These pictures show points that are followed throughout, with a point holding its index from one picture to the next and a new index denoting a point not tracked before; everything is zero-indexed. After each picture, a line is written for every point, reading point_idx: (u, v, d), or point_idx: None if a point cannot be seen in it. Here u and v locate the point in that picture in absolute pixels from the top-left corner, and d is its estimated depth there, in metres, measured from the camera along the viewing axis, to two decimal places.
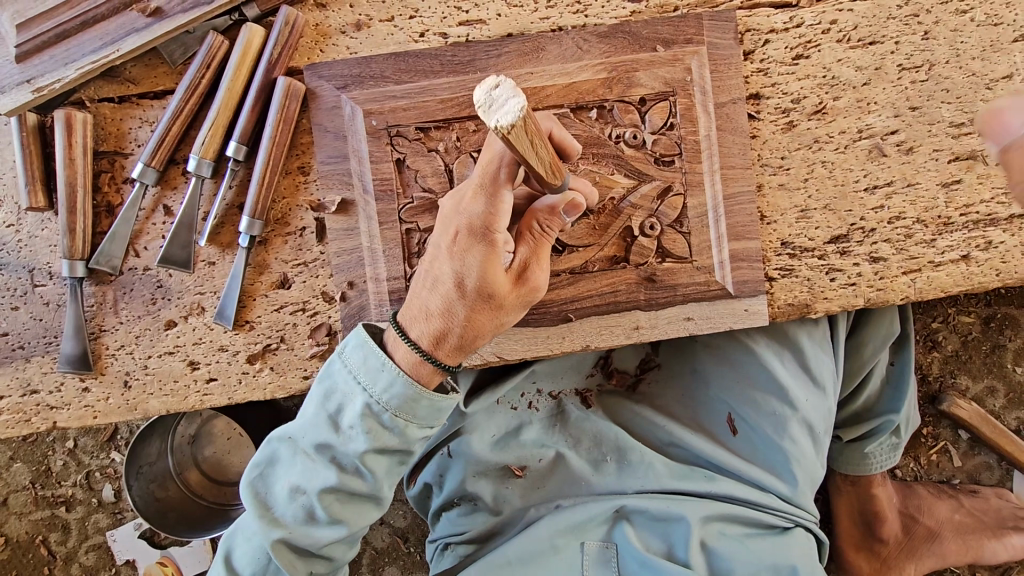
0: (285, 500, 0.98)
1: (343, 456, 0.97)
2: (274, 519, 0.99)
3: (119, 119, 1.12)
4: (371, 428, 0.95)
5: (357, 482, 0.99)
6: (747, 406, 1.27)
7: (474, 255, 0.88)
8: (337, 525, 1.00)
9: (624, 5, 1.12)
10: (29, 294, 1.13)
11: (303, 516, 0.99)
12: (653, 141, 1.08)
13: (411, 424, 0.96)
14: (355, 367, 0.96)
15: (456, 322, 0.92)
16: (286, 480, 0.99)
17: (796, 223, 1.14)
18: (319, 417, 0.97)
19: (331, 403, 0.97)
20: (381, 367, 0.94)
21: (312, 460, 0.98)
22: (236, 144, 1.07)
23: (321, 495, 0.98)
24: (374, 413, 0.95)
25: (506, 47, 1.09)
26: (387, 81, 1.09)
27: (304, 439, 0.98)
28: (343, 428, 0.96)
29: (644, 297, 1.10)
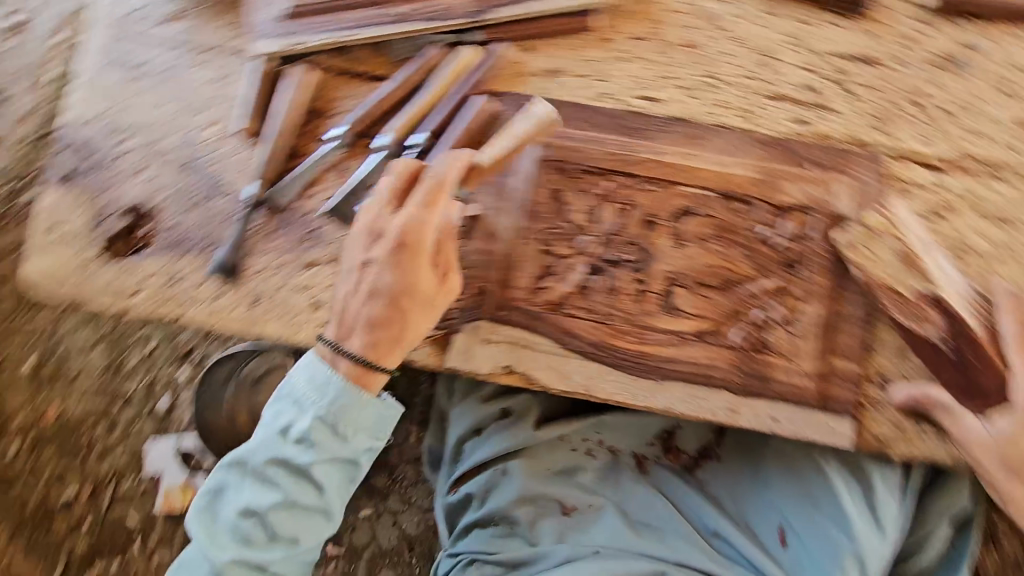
0: (232, 520, 1.11)
1: (295, 468, 1.10)
2: (226, 542, 1.11)
3: (336, 86, 1.31)
4: (322, 439, 1.09)
5: (307, 493, 1.11)
6: (803, 523, 1.26)
7: (404, 267, 1.08)
8: (292, 543, 1.12)
9: (790, 125, 1.24)
10: (207, 201, 1.29)
11: (259, 533, 1.11)
12: (784, 244, 1.18)
13: (357, 432, 1.11)
14: (301, 384, 1.11)
15: (394, 322, 1.09)
16: (239, 500, 1.11)
17: (897, 360, 1.18)
18: (268, 436, 1.11)
19: (280, 420, 1.11)
20: (327, 379, 1.10)
21: (261, 478, 1.11)
22: (424, 135, 1.23)
23: (274, 511, 1.10)
24: (320, 426, 1.09)
25: (677, 127, 1.24)
26: (566, 123, 1.25)
27: (252, 460, 1.11)
28: (292, 441, 1.10)
29: (737, 380, 1.15)
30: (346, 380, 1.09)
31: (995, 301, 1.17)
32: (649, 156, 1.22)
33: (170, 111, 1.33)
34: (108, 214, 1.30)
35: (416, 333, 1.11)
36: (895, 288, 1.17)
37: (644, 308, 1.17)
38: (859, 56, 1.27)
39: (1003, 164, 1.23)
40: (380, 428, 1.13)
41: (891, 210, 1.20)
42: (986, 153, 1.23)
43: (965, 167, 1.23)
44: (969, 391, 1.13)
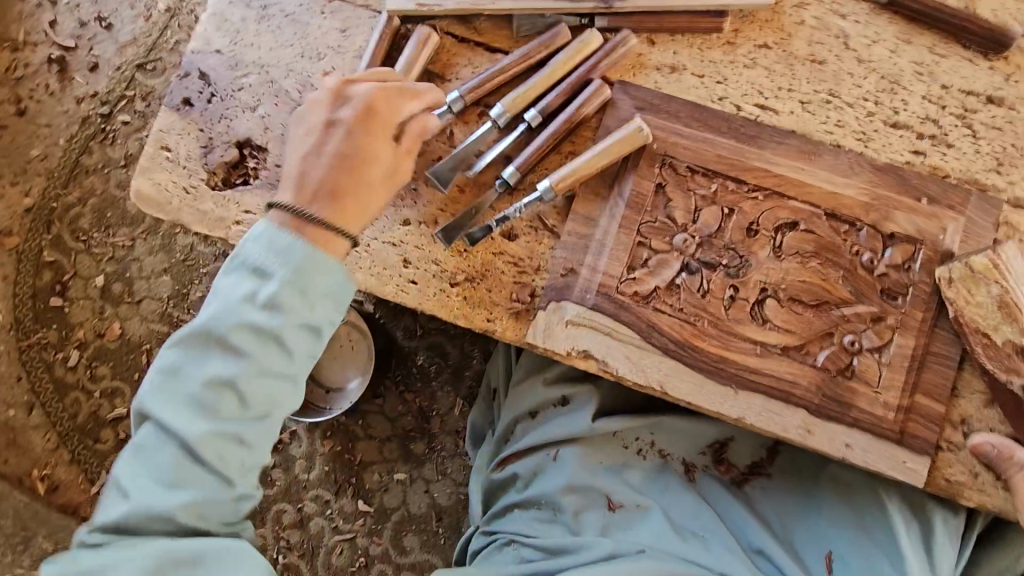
0: (193, 398, 0.96)
1: (258, 330, 0.98)
2: (188, 413, 0.95)
3: (454, 52, 1.33)
4: (286, 299, 0.99)
5: (276, 359, 0.99)
6: (857, 556, 1.23)
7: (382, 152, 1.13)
8: (260, 418, 0.99)
9: (905, 153, 1.23)
10: None
11: (224, 403, 0.96)
12: (885, 273, 1.16)
13: (320, 296, 1.02)
14: (264, 250, 1.01)
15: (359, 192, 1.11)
16: (201, 369, 0.97)
17: (984, 408, 1.15)
18: (230, 299, 0.99)
19: (242, 287, 1.00)
20: (298, 245, 1.02)
21: (223, 347, 0.97)
22: (537, 113, 1.25)
23: (242, 380, 0.96)
24: (287, 286, 1.00)
25: (791, 140, 1.23)
26: (679, 121, 1.24)
27: (213, 326, 0.98)
28: (256, 303, 0.99)
29: (817, 402, 1.13)
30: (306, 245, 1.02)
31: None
32: (760, 165, 1.21)
33: (290, 54, 1.36)
34: (218, 144, 1.33)
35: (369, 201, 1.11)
36: (984, 333, 1.12)
37: (732, 315, 1.16)
38: (986, 96, 1.25)
39: None
40: (341, 292, 1.05)
41: (1003, 257, 1.12)
42: None
43: None
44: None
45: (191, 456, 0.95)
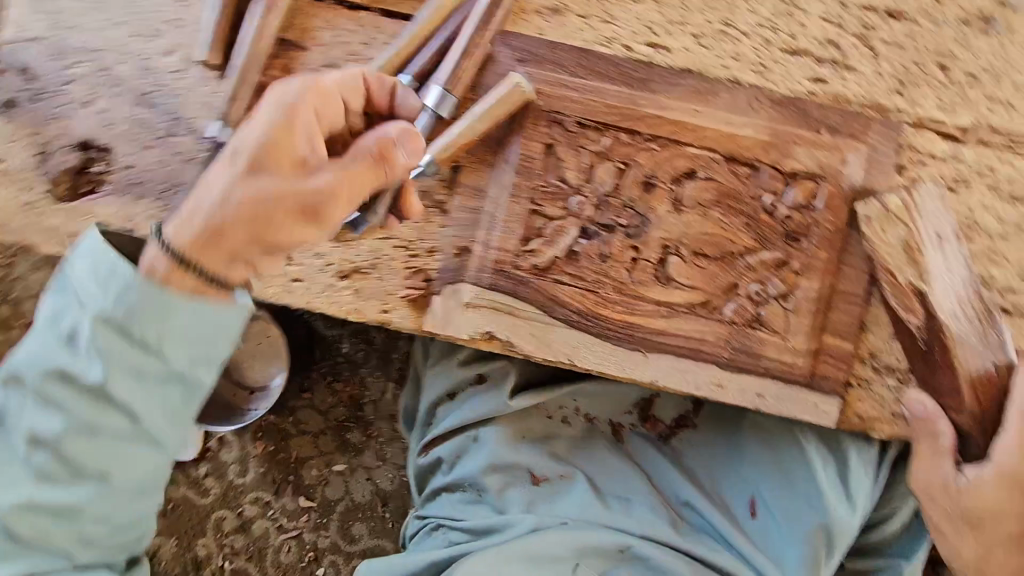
0: (21, 452, 0.87)
1: (81, 389, 0.86)
2: (10, 466, 0.87)
3: (310, 15, 1.17)
4: (102, 351, 0.85)
5: (109, 418, 0.86)
6: (775, 494, 1.28)
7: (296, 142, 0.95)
8: (101, 483, 0.88)
9: (805, 83, 1.15)
10: (165, 139, 1.16)
11: (49, 465, 0.87)
12: (788, 215, 1.11)
13: (173, 348, 0.86)
14: (83, 279, 0.88)
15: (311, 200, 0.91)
16: (26, 417, 0.87)
17: (892, 340, 1.14)
18: (51, 339, 0.88)
19: (69, 319, 0.87)
20: (125, 286, 0.85)
21: (44, 397, 0.86)
22: (410, 78, 1.11)
23: (66, 438, 0.86)
24: (101, 322, 0.85)
25: (684, 81, 1.14)
26: (565, 70, 1.13)
27: (30, 377, 0.87)
28: (79, 351, 0.85)
29: (727, 355, 1.10)
30: (149, 283, 0.86)
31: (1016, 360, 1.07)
32: (653, 112, 1.12)
33: (121, 34, 1.17)
34: (54, 149, 1.16)
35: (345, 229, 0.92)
36: (892, 270, 1.09)
37: (636, 277, 1.11)
38: (888, 10, 1.17)
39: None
40: (214, 342, 0.90)
41: (915, 198, 1.12)
42: (1008, 126, 1.16)
43: (983, 140, 1.16)
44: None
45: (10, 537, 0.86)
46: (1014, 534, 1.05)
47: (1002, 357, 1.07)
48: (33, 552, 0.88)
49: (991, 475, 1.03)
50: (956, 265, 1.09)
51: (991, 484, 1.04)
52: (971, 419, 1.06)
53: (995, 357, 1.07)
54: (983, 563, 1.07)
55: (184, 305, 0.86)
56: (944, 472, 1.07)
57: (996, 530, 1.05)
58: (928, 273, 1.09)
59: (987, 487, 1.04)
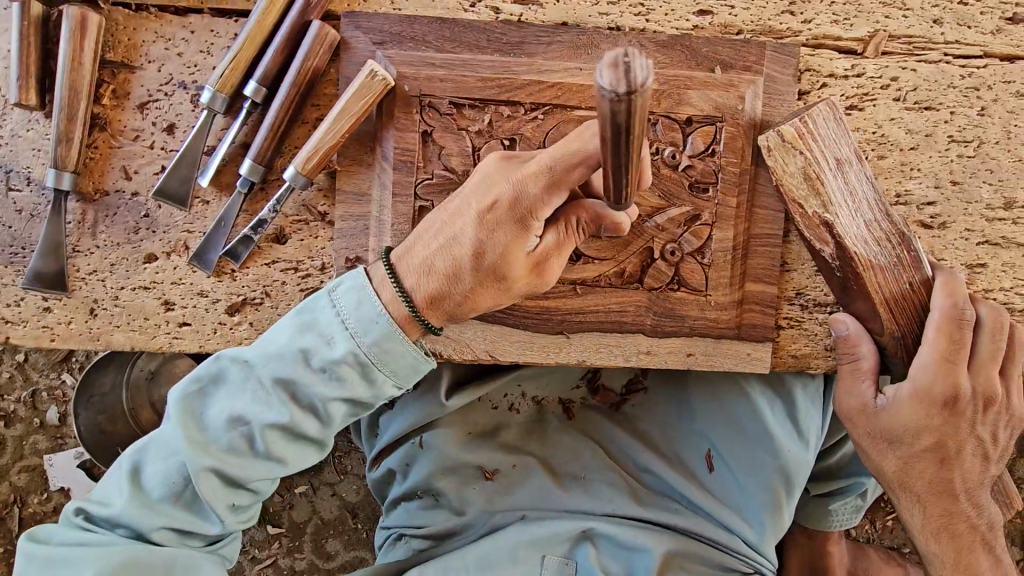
0: (221, 427, 0.93)
1: (303, 394, 0.93)
2: (204, 447, 0.93)
3: (132, 29, 1.03)
4: (345, 375, 0.92)
5: (308, 422, 0.95)
6: (730, 447, 1.26)
7: (503, 234, 0.87)
8: (271, 467, 0.96)
9: (688, 17, 1.06)
10: (2, 197, 1.04)
11: (238, 447, 0.94)
12: (691, 165, 1.04)
13: (389, 380, 0.94)
14: (344, 310, 0.91)
15: (458, 288, 0.92)
16: (227, 406, 0.93)
17: (815, 275, 1.11)
18: (288, 348, 0.91)
19: (308, 337, 0.92)
20: (375, 318, 0.91)
21: (266, 392, 0.92)
22: (256, 85, 0.99)
23: (264, 432, 0.93)
24: (353, 360, 0.91)
25: (560, 36, 1.03)
26: (428, 47, 1.02)
27: (264, 369, 0.92)
28: (314, 367, 0.91)
29: (650, 322, 1.06)
30: (393, 325, 0.91)
31: (932, 275, 1.04)
32: (532, 78, 1.02)
33: None
34: None
35: (480, 307, 0.95)
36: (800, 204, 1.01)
37: None
38: None
39: (925, 41, 1.08)
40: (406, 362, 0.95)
41: (811, 121, 1.00)
42: (907, 30, 1.08)
43: (884, 49, 1.08)
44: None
45: (176, 497, 0.96)
46: (930, 446, 1.02)
47: (916, 275, 1.03)
48: (178, 506, 0.96)
49: (909, 394, 1.01)
50: (860, 190, 1.01)
51: (909, 404, 1.01)
52: (893, 340, 1.04)
53: (911, 276, 1.03)
54: (904, 474, 1.06)
55: (407, 348, 0.92)
56: (864, 396, 1.05)
57: (914, 445, 1.03)
58: (833, 202, 1.01)
59: (905, 406, 1.01)
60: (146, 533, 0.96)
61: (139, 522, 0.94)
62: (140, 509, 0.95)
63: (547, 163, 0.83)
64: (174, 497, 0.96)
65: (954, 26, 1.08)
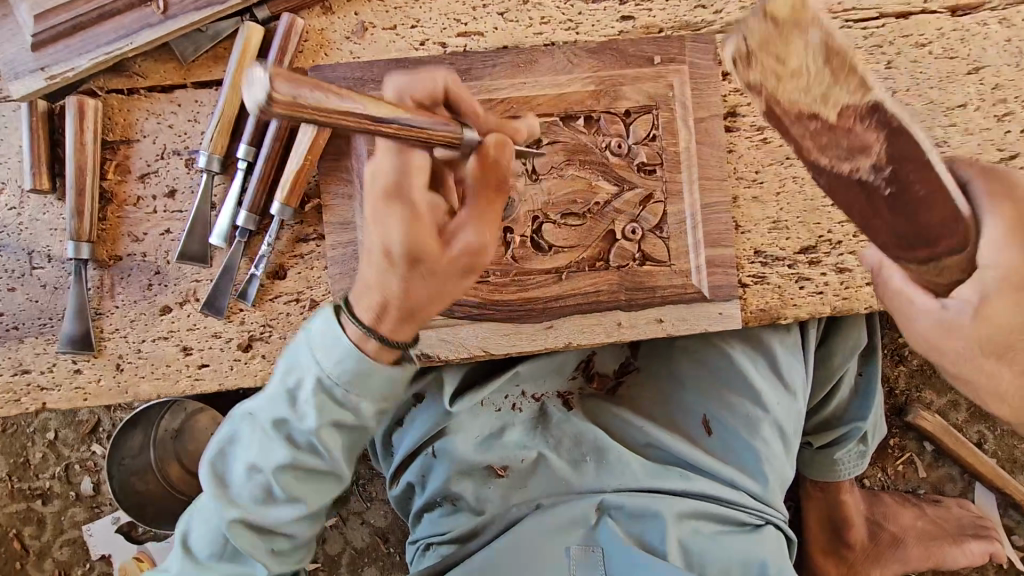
0: (243, 475, 1.00)
1: (297, 431, 0.98)
2: (233, 499, 1.01)
3: (127, 110, 1.16)
4: (325, 406, 0.96)
5: (311, 456, 0.99)
6: (722, 408, 1.35)
7: (400, 229, 0.91)
8: (294, 506, 1.02)
9: (613, 24, 1.19)
10: (27, 276, 1.15)
11: (261, 492, 1.00)
12: (637, 151, 1.15)
13: (365, 400, 0.97)
14: (312, 346, 0.97)
15: (388, 289, 0.95)
16: (244, 459, 1.00)
17: (768, 233, 1.21)
18: (275, 392, 0.99)
19: (289, 377, 0.98)
20: (336, 342, 0.95)
21: (266, 435, 1.00)
22: (245, 145, 1.12)
23: (279, 475, 1.00)
24: (326, 390, 0.96)
25: (501, 58, 1.15)
26: (387, 85, 1.14)
27: (262, 416, 1.00)
28: (297, 403, 0.97)
29: (625, 297, 1.15)
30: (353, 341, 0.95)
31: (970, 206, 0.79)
32: (482, 97, 1.14)
33: None
34: None
35: (418, 299, 0.95)
36: (813, 114, 0.86)
37: (517, 255, 1.14)
38: None
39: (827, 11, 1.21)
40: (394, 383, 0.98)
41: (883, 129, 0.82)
42: None
43: None
44: (906, 240, 0.85)
45: (222, 552, 1.03)
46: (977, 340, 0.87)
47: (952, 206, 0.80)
48: (224, 562, 1.03)
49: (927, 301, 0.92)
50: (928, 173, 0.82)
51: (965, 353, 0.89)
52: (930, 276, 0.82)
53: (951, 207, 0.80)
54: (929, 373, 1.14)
55: (377, 366, 0.95)
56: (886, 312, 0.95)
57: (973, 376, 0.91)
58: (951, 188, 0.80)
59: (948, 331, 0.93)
60: None
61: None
62: (194, 566, 1.03)
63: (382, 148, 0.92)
64: (221, 552, 1.03)
65: None
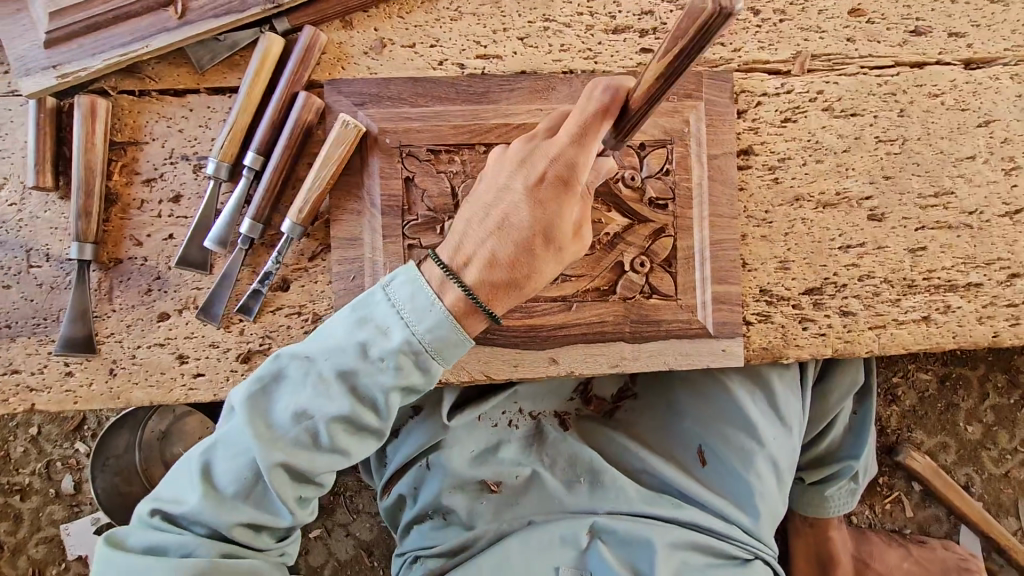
0: (291, 423, 0.93)
1: (364, 388, 0.94)
2: (274, 442, 0.93)
3: (137, 112, 1.14)
4: (401, 366, 0.92)
5: (371, 416, 0.96)
6: (717, 441, 1.34)
7: (558, 202, 0.91)
8: (336, 460, 0.98)
9: (632, 56, 1.20)
10: (24, 274, 1.13)
11: (306, 440, 0.94)
12: (649, 185, 1.15)
13: (438, 368, 0.95)
14: (399, 303, 0.92)
15: (523, 265, 0.93)
16: (294, 402, 0.93)
17: (775, 273, 1.21)
18: (347, 342, 0.93)
19: (365, 331, 0.93)
20: (428, 306, 0.92)
21: (327, 386, 0.93)
22: (254, 153, 1.10)
23: (330, 424, 0.94)
24: (407, 350, 0.92)
25: (519, 83, 1.15)
26: (403, 103, 1.14)
27: (325, 363, 0.93)
28: (371, 359, 0.92)
29: (629, 330, 1.15)
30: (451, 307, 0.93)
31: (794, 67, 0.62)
32: (499, 121, 1.14)
33: None
34: None
35: (542, 278, 0.95)
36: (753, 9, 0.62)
37: None
38: None
39: (844, 56, 1.22)
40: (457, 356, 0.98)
41: None
42: (826, 49, 1.22)
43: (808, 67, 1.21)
44: None
45: (244, 492, 0.96)
46: None
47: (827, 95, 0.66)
48: (250, 501, 0.96)
49: None
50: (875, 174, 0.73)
51: None
52: None
53: None
54: None
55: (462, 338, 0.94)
56: None
57: None
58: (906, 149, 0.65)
59: None
60: (223, 530, 0.96)
61: (211, 518, 0.94)
62: (211, 507, 0.94)
63: (576, 129, 0.89)
64: (246, 492, 0.95)
65: (866, 42, 1.22)
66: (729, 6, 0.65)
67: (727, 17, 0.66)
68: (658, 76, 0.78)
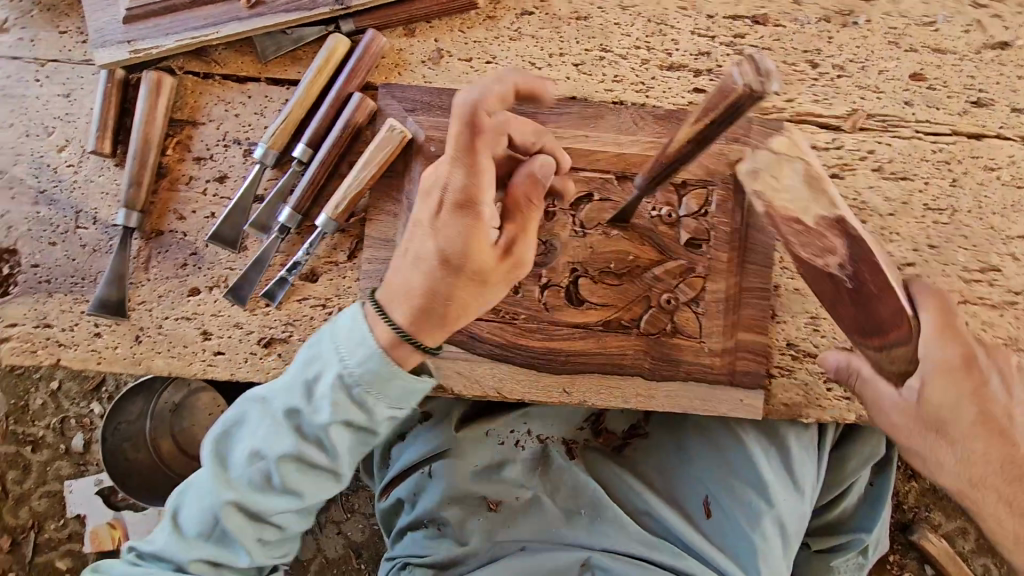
0: (242, 462, 0.94)
1: (308, 424, 0.92)
2: (229, 481, 0.95)
3: (198, 93, 1.19)
4: (339, 402, 0.91)
5: (318, 451, 0.94)
6: (725, 493, 1.30)
7: (457, 227, 0.83)
8: (291, 501, 0.96)
9: (684, 94, 1.20)
10: (70, 234, 1.17)
11: (259, 481, 0.94)
12: (685, 224, 1.14)
13: (380, 406, 0.91)
14: (338, 339, 0.91)
15: (436, 298, 0.86)
16: (247, 443, 0.94)
17: (804, 328, 1.19)
18: (295, 380, 0.93)
19: (312, 370, 0.93)
20: (361, 341, 0.89)
21: (277, 424, 0.94)
22: (303, 146, 1.13)
23: (279, 462, 0.94)
24: (343, 387, 0.90)
25: (569, 108, 1.16)
26: (453, 115, 1.16)
27: (276, 402, 0.94)
28: (313, 397, 0.92)
29: (648, 366, 1.14)
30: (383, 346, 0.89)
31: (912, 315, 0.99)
32: None
33: (13, 136, 1.19)
34: None
35: (469, 311, 0.88)
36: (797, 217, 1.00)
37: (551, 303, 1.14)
38: (752, 17, 1.22)
39: (900, 119, 1.20)
40: (413, 397, 0.93)
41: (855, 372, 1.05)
42: (882, 110, 1.20)
43: (862, 126, 1.20)
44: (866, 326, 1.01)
45: (207, 536, 0.97)
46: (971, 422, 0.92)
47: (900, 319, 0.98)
48: (209, 542, 0.97)
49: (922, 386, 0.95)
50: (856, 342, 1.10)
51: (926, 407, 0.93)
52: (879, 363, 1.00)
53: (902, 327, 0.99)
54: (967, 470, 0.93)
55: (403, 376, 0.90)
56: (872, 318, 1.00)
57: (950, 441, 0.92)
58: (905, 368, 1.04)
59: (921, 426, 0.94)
60: (183, 568, 0.97)
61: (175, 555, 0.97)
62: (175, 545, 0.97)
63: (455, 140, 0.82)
64: (207, 534, 0.96)
65: (924, 107, 1.20)
66: (758, 90, 0.74)
67: (751, 95, 0.75)
68: (689, 136, 0.89)
